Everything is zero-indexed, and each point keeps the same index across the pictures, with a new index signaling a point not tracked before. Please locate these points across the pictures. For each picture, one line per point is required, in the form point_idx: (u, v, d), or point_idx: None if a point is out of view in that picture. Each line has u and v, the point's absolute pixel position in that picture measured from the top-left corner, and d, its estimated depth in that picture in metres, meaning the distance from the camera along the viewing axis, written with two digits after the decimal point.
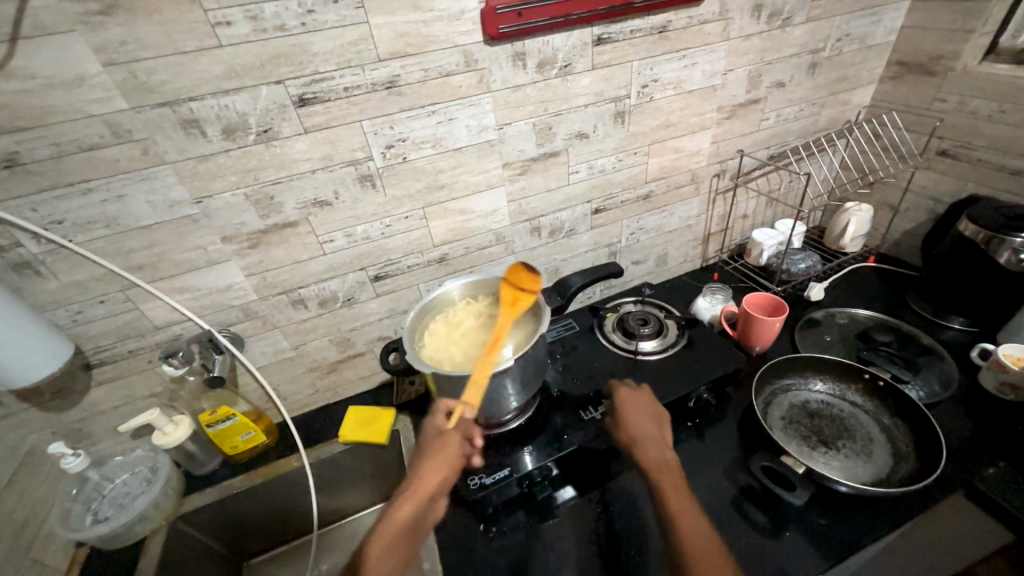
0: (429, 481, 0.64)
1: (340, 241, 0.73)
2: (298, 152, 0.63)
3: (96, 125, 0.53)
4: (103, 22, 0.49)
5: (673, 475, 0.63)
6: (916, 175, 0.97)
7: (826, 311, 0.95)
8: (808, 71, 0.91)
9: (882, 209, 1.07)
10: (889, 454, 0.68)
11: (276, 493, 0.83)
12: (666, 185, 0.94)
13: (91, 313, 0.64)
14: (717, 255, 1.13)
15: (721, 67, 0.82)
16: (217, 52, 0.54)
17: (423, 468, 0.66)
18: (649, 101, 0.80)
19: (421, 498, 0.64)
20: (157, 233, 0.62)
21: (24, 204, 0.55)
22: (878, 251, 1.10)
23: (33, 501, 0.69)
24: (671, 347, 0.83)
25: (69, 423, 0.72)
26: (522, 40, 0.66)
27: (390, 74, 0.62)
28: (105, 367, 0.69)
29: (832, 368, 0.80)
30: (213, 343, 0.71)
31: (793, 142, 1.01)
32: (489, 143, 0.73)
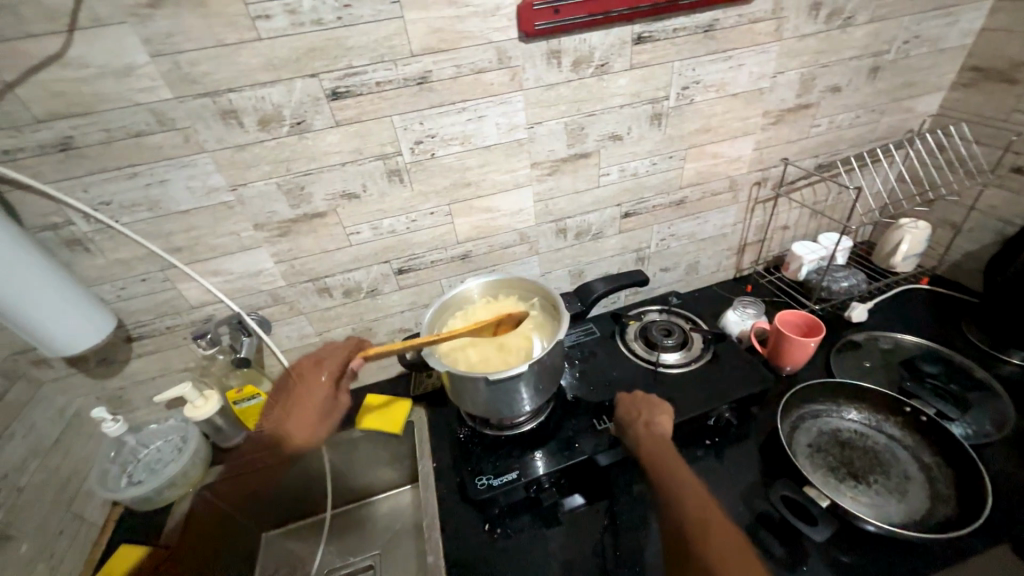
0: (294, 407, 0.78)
1: (366, 234, 0.74)
2: (330, 145, 0.64)
3: (142, 113, 0.55)
4: (152, 14, 0.50)
5: (659, 449, 0.65)
6: (984, 193, 0.89)
7: (867, 333, 0.89)
8: (868, 75, 0.84)
9: (941, 227, 0.99)
10: (926, 495, 0.64)
11: (294, 471, 0.86)
12: (702, 192, 0.90)
13: (134, 290, 0.68)
14: (752, 266, 1.07)
15: (770, 69, 0.77)
16: (257, 45, 0.55)
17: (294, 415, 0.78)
18: (689, 103, 0.77)
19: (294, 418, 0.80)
20: (195, 218, 0.65)
21: (76, 185, 0.58)
22: (933, 272, 1.02)
23: (76, 460, 0.74)
24: (694, 360, 0.80)
25: (111, 389, 0.77)
26: (558, 37, 0.65)
27: (423, 69, 0.61)
28: (145, 340, 0.74)
29: (869, 397, 0.75)
30: (241, 324, 0.74)
31: (845, 151, 0.94)
32: (519, 142, 0.72)
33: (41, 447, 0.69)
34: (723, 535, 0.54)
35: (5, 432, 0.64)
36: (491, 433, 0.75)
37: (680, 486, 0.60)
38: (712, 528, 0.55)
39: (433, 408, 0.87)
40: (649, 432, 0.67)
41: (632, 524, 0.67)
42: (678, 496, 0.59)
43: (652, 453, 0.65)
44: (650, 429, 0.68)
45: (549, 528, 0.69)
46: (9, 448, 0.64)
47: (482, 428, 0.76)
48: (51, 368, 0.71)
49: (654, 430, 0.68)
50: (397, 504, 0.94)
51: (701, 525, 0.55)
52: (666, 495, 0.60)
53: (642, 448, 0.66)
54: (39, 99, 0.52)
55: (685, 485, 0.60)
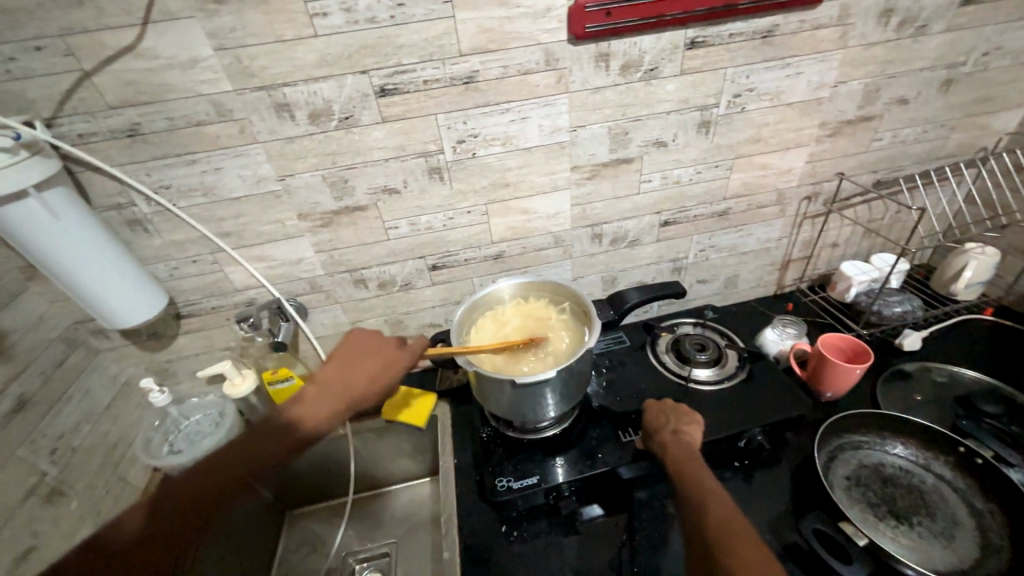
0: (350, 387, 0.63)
1: (403, 229, 0.75)
2: (374, 140, 0.65)
3: (203, 104, 0.58)
4: (217, 10, 0.53)
5: (684, 452, 0.62)
6: None
7: (920, 364, 0.83)
8: (939, 88, 0.79)
9: (1011, 254, 0.91)
10: (977, 544, 0.59)
11: (321, 454, 0.89)
12: (747, 204, 0.86)
13: (185, 270, 0.72)
14: (796, 283, 1.03)
15: (831, 78, 0.73)
16: (313, 42, 0.56)
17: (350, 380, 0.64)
18: (740, 111, 0.74)
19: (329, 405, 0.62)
20: (245, 205, 0.67)
21: (140, 169, 0.62)
22: (999, 302, 0.94)
23: (123, 426, 0.79)
24: (728, 378, 0.77)
25: (159, 361, 0.81)
26: (608, 41, 0.63)
27: (470, 69, 0.62)
28: (192, 318, 0.78)
29: (919, 432, 0.70)
30: (281, 310, 0.76)
31: (908, 168, 0.88)
32: (560, 145, 0.71)
33: (93, 412, 0.74)
34: (755, 549, 0.47)
35: (62, 395, 0.69)
36: (513, 434, 0.76)
37: (701, 494, 0.55)
38: (739, 538, 0.48)
39: (457, 404, 0.88)
40: (675, 439, 0.64)
41: (651, 542, 0.66)
42: (701, 503, 0.54)
43: (676, 460, 0.61)
44: (676, 436, 0.65)
45: (566, 536, 0.68)
46: (66, 410, 0.69)
47: (505, 429, 0.76)
48: (107, 339, 0.76)
49: (681, 436, 0.64)
50: (416, 496, 0.96)
51: (725, 534, 0.49)
52: (689, 503, 0.55)
53: (666, 455, 0.63)
54: (113, 88, 0.55)
55: (709, 493, 0.55)
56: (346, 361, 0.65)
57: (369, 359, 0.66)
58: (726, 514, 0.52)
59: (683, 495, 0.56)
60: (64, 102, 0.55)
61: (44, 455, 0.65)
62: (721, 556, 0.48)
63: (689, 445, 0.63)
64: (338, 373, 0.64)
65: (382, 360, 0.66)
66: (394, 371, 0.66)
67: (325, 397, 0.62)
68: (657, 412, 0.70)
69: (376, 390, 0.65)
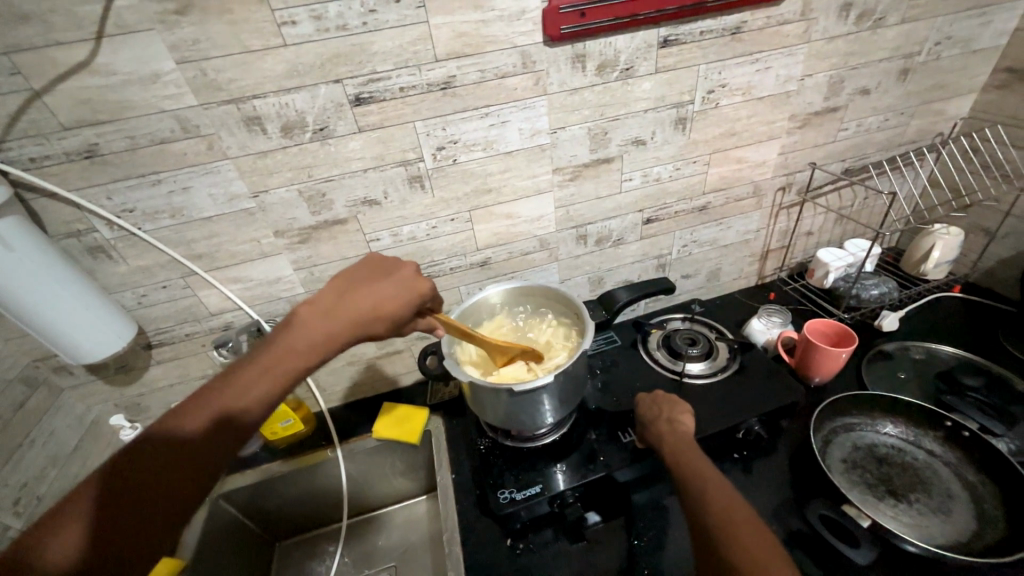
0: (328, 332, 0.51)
1: (386, 241, 0.73)
2: (351, 151, 0.63)
3: (167, 120, 0.55)
4: (179, 21, 0.50)
5: (680, 442, 0.61)
6: (1020, 199, 0.86)
7: (899, 343, 0.86)
8: (898, 77, 0.82)
9: (974, 232, 0.96)
10: (972, 515, 0.61)
11: (310, 480, 0.85)
12: (725, 197, 0.88)
13: (155, 297, 0.68)
14: (775, 273, 1.05)
15: (798, 72, 0.75)
16: (282, 52, 0.54)
17: (328, 324, 0.51)
18: (715, 107, 0.75)
19: (300, 354, 0.49)
20: (217, 225, 0.64)
21: (101, 192, 0.58)
22: (965, 279, 0.99)
23: (92, 468, 0.73)
24: (720, 371, 0.78)
25: (129, 396, 0.76)
26: (583, 41, 0.64)
27: (447, 74, 0.61)
28: (164, 348, 0.73)
29: (906, 409, 0.72)
30: (261, 332, 0.72)
31: (874, 155, 0.92)
32: (541, 147, 0.71)
33: (59, 456, 0.69)
34: (759, 540, 0.45)
35: (24, 441, 0.64)
36: (512, 444, 0.74)
37: (700, 483, 0.53)
38: (739, 526, 0.47)
39: (451, 417, 0.85)
40: (672, 429, 0.63)
41: (661, 542, 0.65)
42: (701, 493, 0.52)
43: (673, 449, 0.60)
44: (671, 427, 0.63)
45: (573, 543, 0.67)
46: (27, 459, 0.64)
47: (503, 440, 0.75)
48: (71, 376, 0.71)
49: (677, 426, 0.63)
50: (414, 514, 0.93)
51: (727, 522, 0.47)
52: (688, 493, 0.53)
53: (663, 444, 0.61)
54: (67, 107, 0.52)
55: (708, 482, 0.53)
56: (340, 297, 0.54)
57: (380, 284, 0.56)
58: (726, 501, 0.50)
59: (680, 486, 0.55)
60: (12, 124, 0.51)
61: (7, 508, 0.61)
62: (724, 548, 0.46)
63: (686, 436, 0.62)
64: (342, 297, 0.54)
65: (395, 285, 0.56)
66: (403, 301, 0.56)
67: (329, 318, 0.52)
68: (651, 406, 0.68)
69: (387, 316, 0.55)
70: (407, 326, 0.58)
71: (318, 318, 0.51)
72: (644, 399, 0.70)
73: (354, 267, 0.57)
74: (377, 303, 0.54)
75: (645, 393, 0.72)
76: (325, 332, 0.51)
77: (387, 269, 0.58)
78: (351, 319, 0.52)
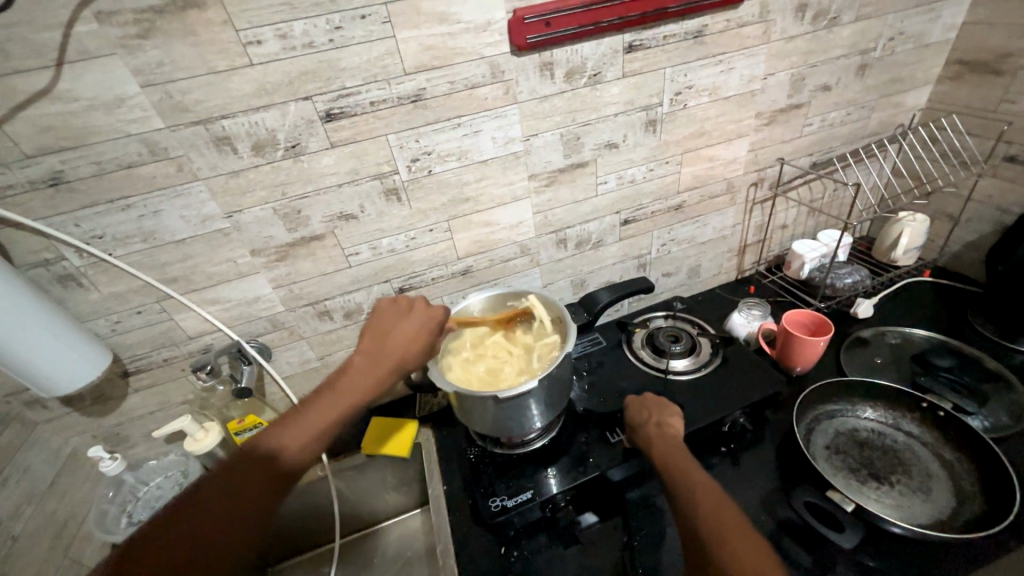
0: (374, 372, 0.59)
1: (365, 254, 0.73)
2: (325, 167, 0.63)
3: (134, 144, 0.55)
4: (141, 45, 0.50)
5: (668, 446, 0.61)
6: (979, 184, 0.89)
7: (875, 329, 0.88)
8: (856, 73, 0.85)
9: (939, 218, 0.99)
10: (951, 493, 0.62)
11: (301, 501, 0.84)
12: (700, 195, 0.90)
13: (129, 323, 0.67)
14: (754, 267, 1.07)
15: (761, 71, 0.78)
16: (249, 71, 0.54)
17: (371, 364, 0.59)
18: (683, 108, 0.77)
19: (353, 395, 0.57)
20: (191, 247, 0.63)
21: (69, 220, 0.57)
22: (934, 264, 1.02)
23: (71, 503, 0.71)
24: (704, 366, 0.79)
25: (107, 427, 0.74)
26: (550, 50, 0.65)
27: (416, 87, 0.61)
28: (142, 375, 0.72)
29: (883, 393, 0.74)
30: (241, 352, 0.72)
31: (839, 148, 0.94)
32: (515, 154, 0.72)
33: (35, 492, 0.67)
34: (747, 541, 0.46)
35: None
36: (502, 451, 0.74)
37: (689, 486, 0.54)
38: (728, 528, 0.47)
39: (440, 427, 0.85)
40: (660, 432, 0.63)
41: (655, 541, 0.65)
42: (690, 497, 0.52)
43: (662, 452, 0.60)
44: (660, 429, 0.64)
45: (567, 547, 0.67)
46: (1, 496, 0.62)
47: (493, 448, 0.75)
48: (45, 409, 0.69)
49: (666, 429, 0.64)
50: (408, 529, 0.91)
51: (716, 526, 0.48)
52: (677, 496, 0.54)
53: (652, 448, 0.62)
54: (29, 135, 0.51)
55: (696, 485, 0.54)
56: (380, 337, 0.62)
57: (405, 321, 0.64)
58: (715, 505, 0.50)
59: (670, 489, 0.55)
60: None
61: None
62: (713, 549, 0.46)
63: (674, 438, 0.62)
64: (377, 340, 0.62)
65: (417, 320, 0.64)
66: (430, 331, 0.64)
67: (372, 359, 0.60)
68: (640, 409, 0.69)
69: (417, 348, 0.62)
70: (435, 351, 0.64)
71: (364, 361, 0.59)
72: (634, 403, 0.71)
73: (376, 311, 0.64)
74: (407, 340, 0.62)
75: (634, 395, 0.73)
76: (373, 373, 0.59)
77: (407, 306, 0.65)
78: (391, 359, 0.60)
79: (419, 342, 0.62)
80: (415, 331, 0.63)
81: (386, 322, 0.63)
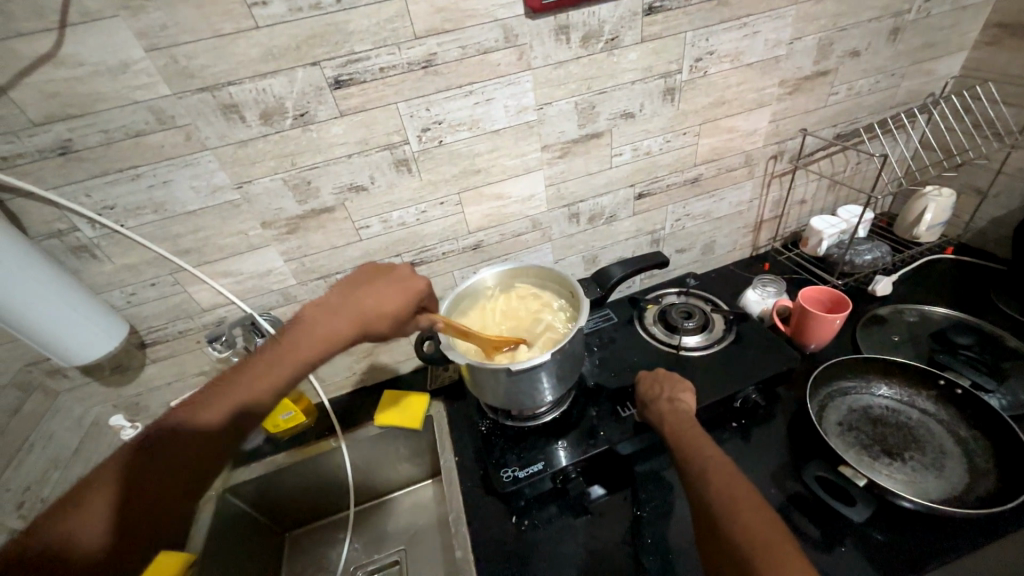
0: (333, 331, 0.54)
1: (376, 227, 0.72)
2: (334, 136, 0.62)
3: (141, 112, 0.54)
4: (144, 6, 0.48)
5: (681, 421, 0.61)
6: (1012, 156, 0.85)
7: (893, 307, 0.87)
8: (888, 37, 0.81)
9: (965, 193, 0.96)
10: (965, 470, 0.62)
11: (316, 470, 0.86)
12: (717, 168, 0.87)
13: (144, 295, 0.67)
14: (769, 243, 1.05)
15: (787, 35, 0.74)
16: (255, 34, 0.52)
17: (334, 321, 0.55)
18: (703, 76, 0.74)
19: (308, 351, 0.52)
20: (202, 219, 0.63)
21: (79, 190, 0.57)
22: (957, 241, 0.99)
23: None
24: (717, 343, 0.79)
25: (127, 397, 0.76)
26: (566, 12, 0.62)
27: (427, 52, 0.59)
28: (158, 346, 0.73)
29: (899, 371, 0.73)
30: (255, 326, 0.71)
31: (865, 119, 0.91)
32: (528, 124, 0.70)
33: (61, 458, 0.69)
34: (759, 514, 0.46)
35: (23, 445, 0.64)
36: (513, 424, 0.75)
37: (702, 462, 0.54)
38: (740, 502, 0.47)
39: (452, 401, 0.86)
40: (672, 408, 0.63)
41: (664, 513, 0.66)
42: (702, 473, 0.52)
43: (674, 428, 0.60)
44: (672, 405, 0.64)
45: (577, 517, 0.68)
46: (28, 462, 0.64)
47: (504, 420, 0.75)
48: (66, 379, 0.70)
49: (679, 405, 0.64)
50: (420, 499, 0.94)
51: (728, 501, 0.48)
52: (690, 471, 0.54)
53: (664, 423, 0.62)
54: (35, 101, 0.50)
55: (709, 462, 0.53)
56: (351, 294, 0.57)
57: (380, 286, 0.58)
58: (727, 480, 0.50)
59: (683, 465, 0.55)
60: None
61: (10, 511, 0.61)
62: (725, 523, 0.46)
63: (687, 415, 0.62)
64: (346, 299, 0.57)
65: (393, 286, 0.58)
66: (406, 298, 0.58)
67: (334, 318, 0.55)
68: (651, 386, 0.68)
69: (389, 314, 0.57)
70: (410, 323, 0.59)
71: (328, 316, 0.55)
72: (645, 380, 0.70)
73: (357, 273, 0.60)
74: (378, 301, 0.57)
75: (646, 372, 0.73)
76: (334, 330, 0.54)
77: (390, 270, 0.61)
78: (356, 318, 0.55)
79: (389, 305, 0.57)
80: (387, 293, 0.57)
81: (364, 283, 0.59)
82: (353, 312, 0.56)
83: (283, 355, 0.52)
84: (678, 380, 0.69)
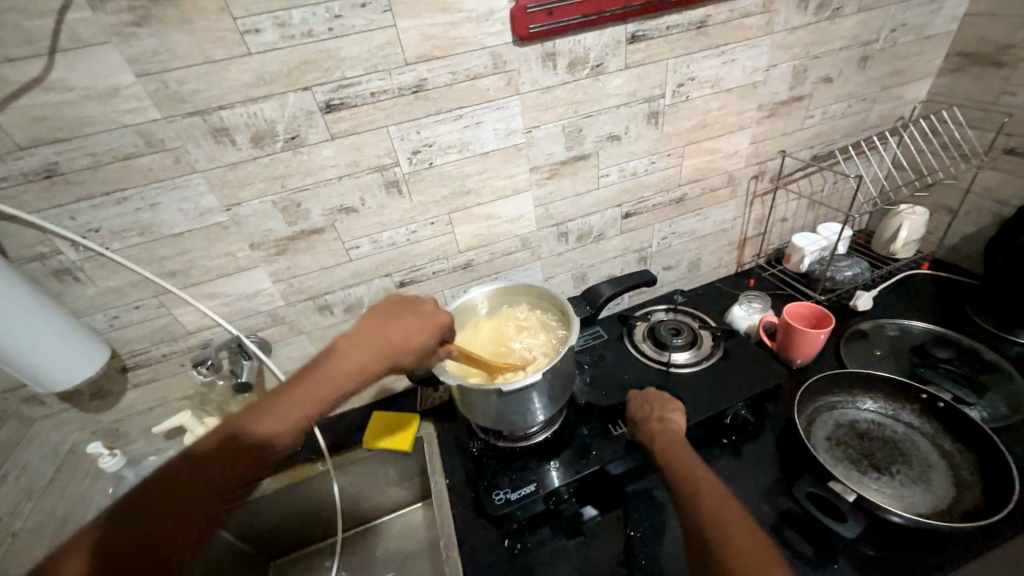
0: (359, 364, 0.54)
1: (365, 247, 0.72)
2: (325, 159, 0.62)
3: (130, 135, 0.54)
4: (136, 33, 0.49)
5: (671, 440, 0.61)
6: (979, 176, 0.89)
7: (874, 322, 0.89)
8: (858, 64, 0.85)
9: (938, 211, 1.00)
10: (950, 483, 0.63)
11: (302, 495, 0.83)
12: (701, 188, 0.89)
13: (128, 318, 0.66)
14: (753, 260, 1.07)
15: (764, 62, 0.77)
16: (247, 60, 0.53)
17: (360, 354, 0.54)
18: (685, 100, 0.76)
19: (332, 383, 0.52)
20: (189, 240, 0.63)
21: (63, 213, 0.56)
22: (932, 257, 1.02)
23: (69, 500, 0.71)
24: (705, 359, 0.79)
25: (106, 423, 0.74)
26: (552, 40, 0.64)
27: (417, 78, 0.60)
28: (140, 370, 0.71)
29: (882, 385, 0.74)
30: (241, 347, 0.71)
31: (840, 140, 0.94)
32: (517, 147, 0.71)
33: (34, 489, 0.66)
34: (749, 536, 0.46)
35: None
36: (505, 445, 0.74)
37: (693, 483, 0.54)
38: (731, 522, 0.47)
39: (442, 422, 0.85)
40: (663, 428, 0.64)
41: (657, 532, 0.65)
42: (692, 493, 0.53)
43: (665, 447, 0.60)
44: (662, 425, 0.64)
45: (570, 538, 0.67)
46: None
47: (496, 441, 0.74)
48: (42, 405, 0.68)
49: (669, 425, 0.64)
50: (410, 523, 0.92)
51: (719, 522, 0.48)
52: (681, 491, 0.54)
53: (655, 443, 0.62)
54: (21, 126, 0.50)
55: (699, 482, 0.53)
56: (377, 326, 0.57)
57: (404, 318, 0.58)
58: (717, 500, 0.50)
59: (674, 485, 0.55)
60: None
61: None
62: (716, 544, 0.46)
63: (676, 435, 0.63)
64: (371, 329, 0.57)
65: (419, 319, 0.58)
66: (429, 332, 0.58)
67: (360, 351, 0.55)
68: (642, 406, 0.69)
69: (412, 348, 0.56)
70: (432, 356, 0.59)
71: (354, 348, 0.55)
72: (636, 400, 0.71)
73: (385, 303, 0.60)
74: (403, 334, 0.57)
75: (636, 391, 0.73)
76: (359, 363, 0.54)
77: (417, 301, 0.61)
78: (381, 351, 0.55)
79: (413, 338, 0.57)
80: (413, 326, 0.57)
81: (390, 313, 0.59)
82: (380, 345, 0.55)
83: (308, 388, 0.51)
84: (668, 398, 0.69)
